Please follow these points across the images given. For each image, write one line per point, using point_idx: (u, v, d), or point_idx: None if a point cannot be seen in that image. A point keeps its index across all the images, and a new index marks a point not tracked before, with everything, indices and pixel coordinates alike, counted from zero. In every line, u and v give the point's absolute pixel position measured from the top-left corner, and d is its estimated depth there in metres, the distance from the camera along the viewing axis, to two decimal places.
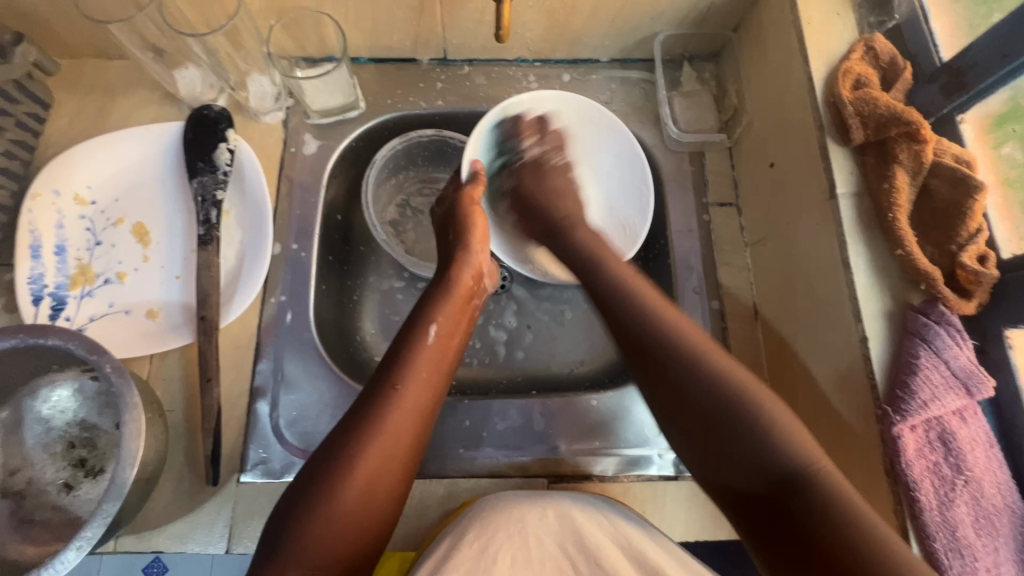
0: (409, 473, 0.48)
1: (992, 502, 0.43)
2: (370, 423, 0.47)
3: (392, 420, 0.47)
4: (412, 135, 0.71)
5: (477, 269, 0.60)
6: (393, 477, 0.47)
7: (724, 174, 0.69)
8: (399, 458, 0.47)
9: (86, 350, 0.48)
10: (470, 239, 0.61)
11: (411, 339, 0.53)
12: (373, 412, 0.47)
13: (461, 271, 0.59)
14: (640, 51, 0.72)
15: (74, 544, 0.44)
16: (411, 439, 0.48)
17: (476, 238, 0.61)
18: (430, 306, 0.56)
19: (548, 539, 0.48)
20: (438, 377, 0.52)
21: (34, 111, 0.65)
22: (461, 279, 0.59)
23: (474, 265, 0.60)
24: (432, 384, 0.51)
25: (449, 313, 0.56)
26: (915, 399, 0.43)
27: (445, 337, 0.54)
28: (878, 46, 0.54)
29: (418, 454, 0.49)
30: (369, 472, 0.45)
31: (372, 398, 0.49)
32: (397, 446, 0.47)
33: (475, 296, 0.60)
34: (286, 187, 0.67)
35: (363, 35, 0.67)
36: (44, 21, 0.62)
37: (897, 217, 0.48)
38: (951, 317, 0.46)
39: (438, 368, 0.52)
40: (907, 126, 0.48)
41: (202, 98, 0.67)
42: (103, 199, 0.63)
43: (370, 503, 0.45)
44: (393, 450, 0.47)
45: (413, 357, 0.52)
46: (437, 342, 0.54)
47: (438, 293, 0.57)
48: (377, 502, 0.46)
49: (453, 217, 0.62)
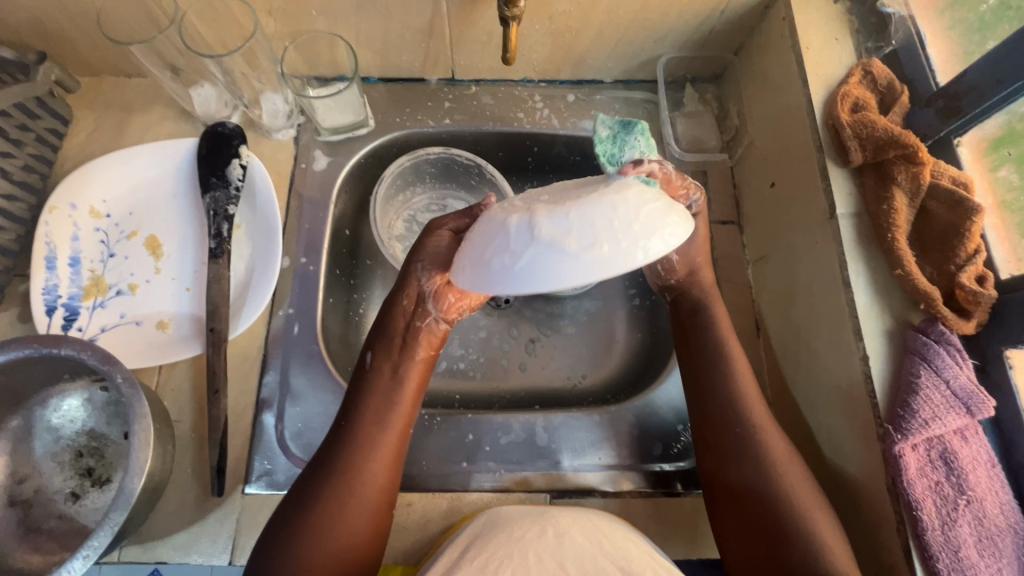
0: (380, 511, 0.50)
1: (995, 522, 0.43)
2: (324, 474, 0.49)
3: (340, 468, 0.49)
4: (420, 153, 0.72)
5: (417, 291, 0.56)
6: (354, 520, 0.48)
7: (726, 193, 0.70)
8: (353, 501, 0.48)
9: (98, 360, 0.49)
10: (412, 267, 0.56)
11: (356, 380, 0.54)
12: (324, 467, 0.50)
13: (397, 300, 0.56)
14: (644, 73, 0.74)
15: (80, 553, 0.44)
16: (366, 484, 0.49)
17: (421, 262, 0.56)
18: (370, 338, 0.56)
19: (547, 555, 0.47)
20: (384, 408, 0.52)
21: (54, 127, 0.67)
22: (399, 306, 0.56)
23: (413, 291, 0.56)
24: (381, 421, 0.52)
25: (389, 341, 0.55)
26: (916, 418, 0.44)
27: (383, 366, 0.54)
28: (875, 70, 0.56)
29: (381, 487, 0.50)
30: (325, 521, 0.47)
31: (328, 449, 0.51)
32: (349, 492, 0.48)
33: (419, 322, 0.56)
34: (296, 202, 0.69)
35: (374, 56, 0.69)
36: (67, 41, 0.65)
37: (896, 237, 0.49)
38: (952, 336, 0.46)
39: (387, 404, 0.52)
40: (905, 148, 0.49)
41: (217, 115, 0.69)
42: (117, 212, 0.65)
43: (337, 546, 0.47)
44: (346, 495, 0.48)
45: (360, 399, 0.53)
46: (377, 372, 0.54)
47: (381, 322, 0.57)
48: (345, 543, 0.47)
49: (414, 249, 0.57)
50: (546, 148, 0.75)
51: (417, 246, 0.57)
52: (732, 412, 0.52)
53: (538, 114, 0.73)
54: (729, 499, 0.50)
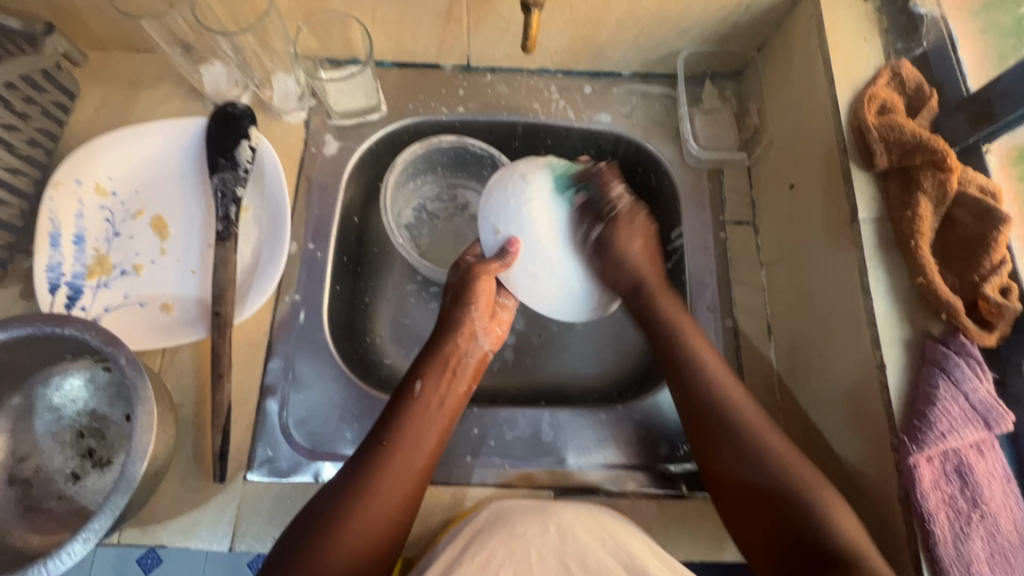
0: (398, 530, 0.50)
1: (1008, 538, 0.43)
2: (353, 485, 0.49)
3: (373, 487, 0.49)
4: (433, 139, 0.70)
5: (469, 329, 0.59)
6: (377, 533, 0.48)
7: (743, 193, 0.69)
8: (381, 516, 0.49)
9: (102, 341, 0.48)
10: (470, 305, 0.59)
11: (399, 400, 0.55)
12: (355, 477, 0.50)
13: (451, 333, 0.59)
14: (663, 67, 0.72)
15: (81, 535, 0.44)
16: (394, 501, 0.49)
17: (479, 306, 0.60)
18: (420, 365, 0.57)
19: (549, 554, 0.49)
20: (425, 437, 0.53)
21: (60, 100, 0.65)
22: (453, 342, 0.59)
23: (467, 327, 0.59)
24: (420, 442, 0.52)
25: (438, 370, 0.57)
26: (932, 430, 0.43)
27: (431, 395, 0.55)
28: (905, 72, 0.54)
29: (407, 509, 0.50)
30: (351, 534, 0.47)
31: (359, 462, 0.51)
32: (374, 507, 0.48)
33: (468, 356, 0.59)
34: (305, 186, 0.68)
35: (389, 40, 0.68)
36: (75, 12, 0.63)
37: (920, 245, 0.48)
38: (971, 348, 0.46)
39: (427, 430, 0.53)
40: (933, 154, 0.48)
41: (226, 95, 0.68)
42: (123, 190, 0.64)
43: (359, 554, 0.47)
44: (376, 512, 0.49)
45: (403, 419, 0.53)
46: (425, 402, 0.54)
47: (431, 350, 0.58)
48: (368, 553, 0.48)
49: (460, 287, 0.59)
50: (560, 141, 0.74)
51: (464, 288, 0.59)
52: (736, 454, 0.51)
53: (554, 105, 0.72)
54: (740, 495, 0.50)
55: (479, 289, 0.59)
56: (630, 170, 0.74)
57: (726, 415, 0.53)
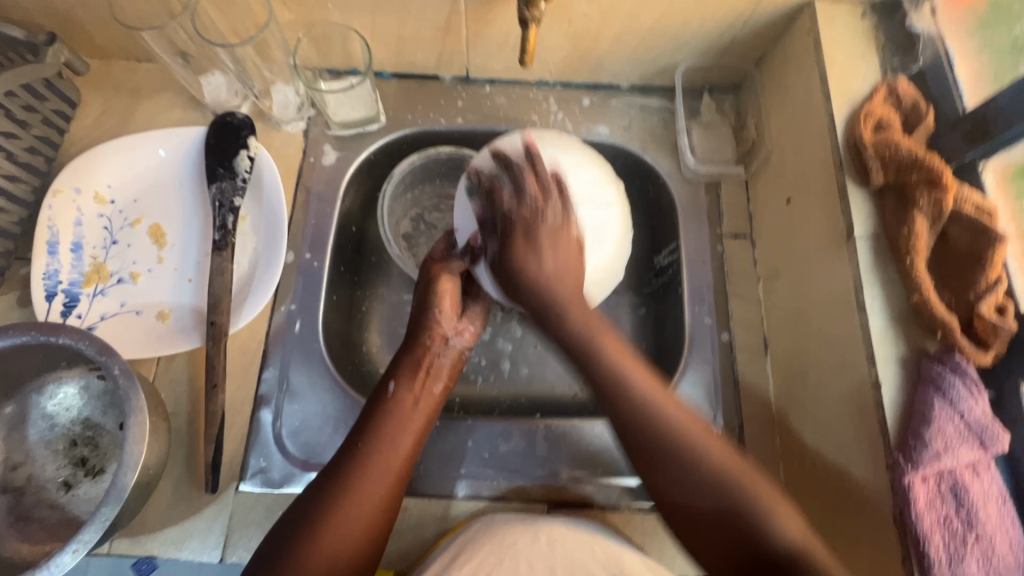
0: (379, 531, 0.49)
1: (1004, 560, 0.42)
2: (330, 486, 0.49)
3: (350, 488, 0.49)
4: (431, 150, 0.71)
5: (441, 331, 0.59)
6: (356, 532, 0.47)
7: (739, 206, 0.69)
8: (360, 515, 0.48)
9: (96, 350, 0.48)
10: (434, 308, 0.60)
11: (375, 402, 0.55)
12: (332, 480, 0.49)
13: (421, 335, 0.59)
14: (661, 80, 0.73)
15: (70, 547, 0.43)
16: (371, 501, 0.49)
17: (443, 308, 0.60)
18: (392, 366, 0.57)
19: (537, 562, 0.48)
20: (403, 439, 0.53)
21: (61, 108, 0.66)
22: (423, 343, 0.58)
23: (437, 331, 0.59)
24: (397, 442, 0.52)
25: (411, 370, 0.57)
26: (927, 449, 0.43)
27: (406, 395, 0.55)
28: (901, 90, 0.55)
29: (388, 509, 0.50)
30: (330, 535, 0.46)
31: (338, 463, 0.50)
32: (351, 508, 0.48)
33: (442, 357, 0.59)
34: (303, 196, 0.68)
35: (388, 52, 0.68)
36: (78, 22, 0.64)
37: (915, 262, 0.48)
38: (968, 367, 0.45)
39: (402, 429, 0.53)
40: (929, 171, 0.48)
41: (226, 105, 0.69)
42: (121, 198, 0.64)
43: (338, 555, 0.46)
44: (353, 511, 0.48)
45: (378, 420, 0.53)
46: (399, 403, 0.54)
47: (403, 353, 0.58)
48: (346, 554, 0.46)
49: (422, 293, 0.61)
50: None
51: (425, 294, 0.60)
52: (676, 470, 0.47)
53: (551, 117, 0.72)
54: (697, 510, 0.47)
55: (442, 289, 0.60)
56: (627, 182, 0.74)
57: (689, 460, 0.47)
